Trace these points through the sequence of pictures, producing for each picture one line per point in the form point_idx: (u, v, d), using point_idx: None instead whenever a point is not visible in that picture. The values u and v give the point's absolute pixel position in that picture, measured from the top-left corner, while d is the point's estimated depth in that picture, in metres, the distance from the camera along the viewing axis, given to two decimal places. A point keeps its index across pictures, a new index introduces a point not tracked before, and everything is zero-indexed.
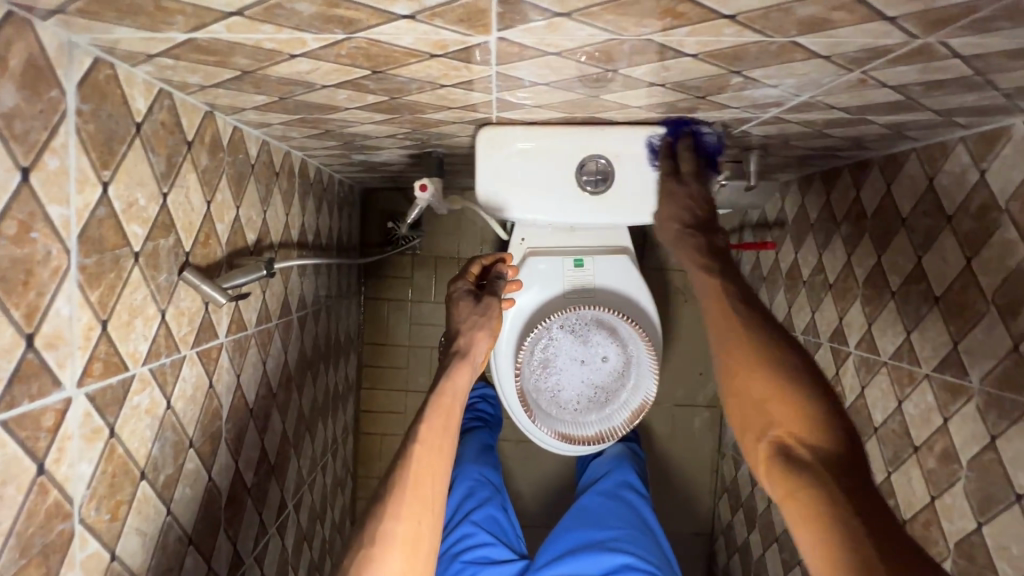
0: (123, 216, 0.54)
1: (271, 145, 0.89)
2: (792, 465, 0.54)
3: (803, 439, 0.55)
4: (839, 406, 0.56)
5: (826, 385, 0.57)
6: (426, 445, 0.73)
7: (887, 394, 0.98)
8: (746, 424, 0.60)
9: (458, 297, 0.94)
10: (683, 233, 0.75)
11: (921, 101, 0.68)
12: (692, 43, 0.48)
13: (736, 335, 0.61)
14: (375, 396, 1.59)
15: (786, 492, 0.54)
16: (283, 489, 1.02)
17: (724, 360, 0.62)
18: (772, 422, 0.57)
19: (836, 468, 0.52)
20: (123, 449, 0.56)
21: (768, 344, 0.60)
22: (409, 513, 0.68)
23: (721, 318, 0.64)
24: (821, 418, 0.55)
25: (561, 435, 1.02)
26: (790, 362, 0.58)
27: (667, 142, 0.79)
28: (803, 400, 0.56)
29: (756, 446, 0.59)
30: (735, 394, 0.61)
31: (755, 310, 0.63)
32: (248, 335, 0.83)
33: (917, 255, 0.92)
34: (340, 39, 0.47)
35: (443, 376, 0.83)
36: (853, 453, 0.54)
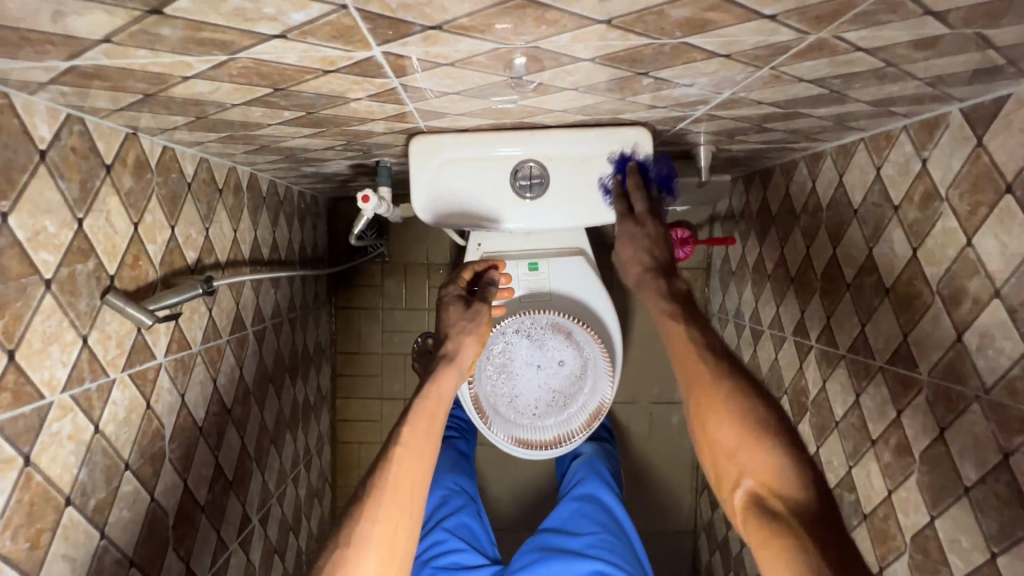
0: (30, 244, 0.54)
1: (211, 162, 0.89)
2: (766, 518, 0.55)
3: (778, 491, 0.56)
4: (811, 458, 0.58)
5: (793, 434, 0.59)
6: (408, 449, 0.72)
7: (846, 387, 0.97)
8: (721, 473, 0.61)
9: (447, 301, 0.93)
10: (643, 276, 0.78)
11: (846, 93, 0.67)
12: (582, 48, 0.48)
13: (706, 385, 0.63)
14: (350, 405, 1.59)
15: (762, 540, 0.54)
16: (245, 504, 1.02)
17: (696, 411, 0.63)
18: (746, 475, 0.58)
19: (811, 520, 0.53)
20: (42, 476, 0.56)
21: (737, 390, 0.61)
22: (386, 516, 0.68)
23: (693, 365, 0.65)
24: (792, 469, 0.57)
25: (519, 441, 1.01)
26: (761, 412, 0.60)
27: (619, 179, 0.82)
28: (770, 450, 0.58)
29: (733, 497, 0.60)
30: (707, 445, 0.62)
31: (721, 360, 0.65)
32: (193, 353, 0.83)
33: (869, 246, 0.91)
34: (224, 60, 0.47)
35: (429, 380, 0.82)
36: (825, 506, 0.55)
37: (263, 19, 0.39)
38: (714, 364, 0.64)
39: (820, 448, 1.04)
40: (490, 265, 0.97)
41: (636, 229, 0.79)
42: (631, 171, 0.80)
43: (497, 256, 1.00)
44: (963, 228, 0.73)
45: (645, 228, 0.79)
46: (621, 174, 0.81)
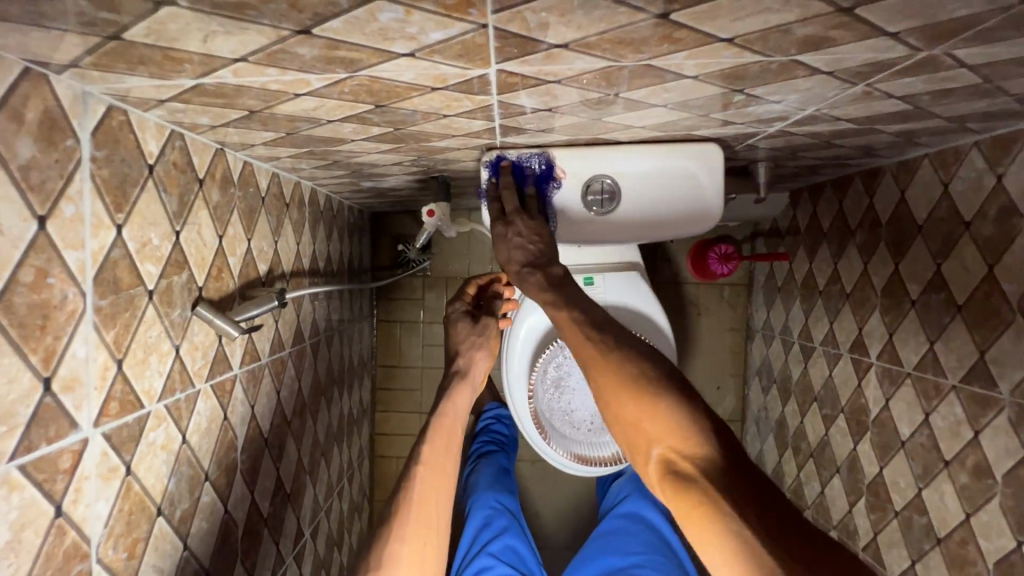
0: (137, 256, 0.55)
1: (281, 177, 0.90)
2: (678, 481, 0.53)
3: (685, 452, 0.54)
4: (714, 415, 0.57)
5: (690, 392, 0.58)
6: (430, 468, 0.75)
7: (913, 406, 0.94)
8: (634, 445, 0.59)
9: (455, 318, 0.93)
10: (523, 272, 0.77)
11: (929, 109, 0.67)
12: (692, 65, 0.48)
13: (610, 361, 0.62)
14: (389, 419, 1.59)
15: (683, 506, 0.51)
16: (300, 518, 1.02)
17: (600, 388, 0.62)
18: (652, 440, 0.56)
19: (718, 473, 0.52)
20: (139, 486, 0.56)
21: (630, 361, 0.61)
22: (414, 535, 0.69)
23: (591, 347, 0.64)
24: (695, 426, 0.55)
25: (577, 457, 1.01)
26: (658, 376, 0.59)
27: (494, 183, 0.82)
28: (672, 411, 0.56)
29: (649, 468, 0.57)
30: (617, 418, 0.60)
31: (611, 336, 0.64)
32: (262, 365, 0.84)
33: (936, 262, 0.90)
34: (343, 78, 0.48)
35: (444, 396, 0.83)
36: (729, 455, 0.54)
37: (401, 38, 0.40)
38: (606, 342, 0.64)
39: (883, 469, 1.01)
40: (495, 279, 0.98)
41: (507, 229, 0.79)
42: (503, 171, 0.80)
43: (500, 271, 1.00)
44: None
45: (513, 226, 0.79)
46: (495, 177, 0.82)
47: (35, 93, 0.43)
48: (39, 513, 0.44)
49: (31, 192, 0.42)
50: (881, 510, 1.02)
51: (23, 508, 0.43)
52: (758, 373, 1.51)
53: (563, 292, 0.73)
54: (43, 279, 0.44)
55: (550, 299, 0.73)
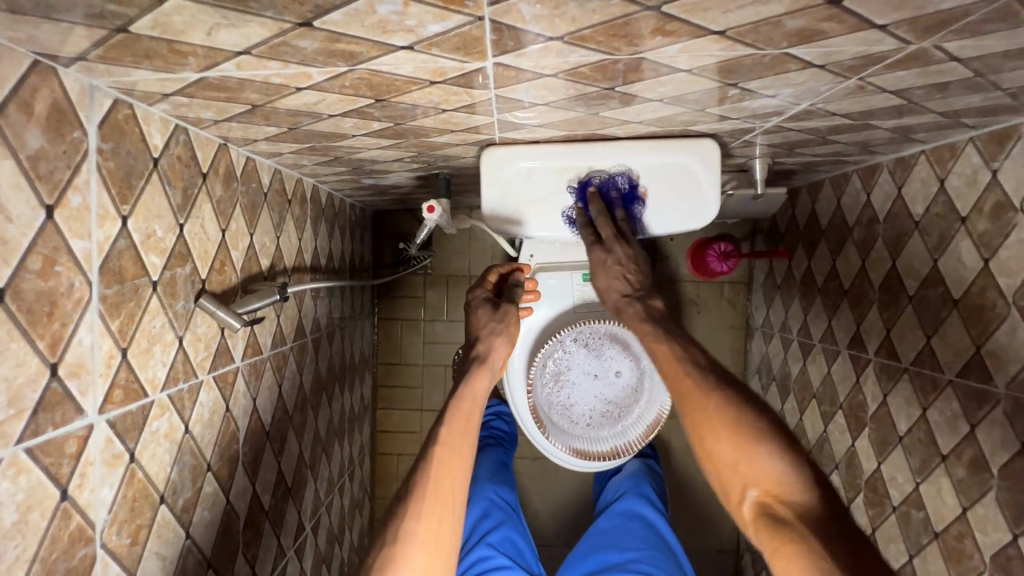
0: (142, 247, 0.56)
1: (283, 173, 0.91)
2: (773, 524, 0.55)
3: (781, 496, 0.56)
4: (812, 463, 0.58)
5: (789, 435, 0.60)
6: (449, 449, 0.73)
7: (910, 402, 0.95)
8: (726, 485, 0.61)
9: (476, 304, 0.94)
10: (622, 301, 0.85)
11: (924, 104, 0.67)
12: (685, 59, 0.49)
13: (703, 400, 0.64)
14: (390, 416, 1.60)
15: (775, 546, 0.54)
16: (300, 511, 1.03)
17: (693, 426, 0.65)
18: (749, 483, 0.59)
19: (817, 521, 0.53)
20: (143, 473, 0.57)
21: (731, 400, 0.63)
22: (430, 512, 0.67)
23: (685, 386, 0.67)
24: (792, 472, 0.57)
25: (574, 451, 1.01)
26: (754, 416, 0.61)
27: (580, 209, 0.86)
28: (768, 455, 0.58)
29: (742, 509, 0.59)
30: (710, 458, 0.63)
31: (711, 375, 0.66)
32: (264, 358, 0.85)
33: (932, 258, 0.90)
34: (343, 71, 0.49)
35: (464, 380, 0.82)
36: (829, 505, 0.55)
37: (398, 31, 0.41)
38: (704, 380, 0.66)
39: (881, 464, 1.02)
40: (515, 268, 0.99)
41: (606, 256, 0.84)
42: (591, 197, 0.83)
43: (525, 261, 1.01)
44: None
45: (613, 252, 0.84)
46: (582, 204, 0.85)
47: (44, 86, 0.44)
48: (45, 496, 0.45)
49: (40, 181, 0.44)
50: (880, 506, 1.02)
51: (30, 490, 0.44)
52: (757, 371, 1.51)
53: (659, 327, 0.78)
54: (50, 267, 0.45)
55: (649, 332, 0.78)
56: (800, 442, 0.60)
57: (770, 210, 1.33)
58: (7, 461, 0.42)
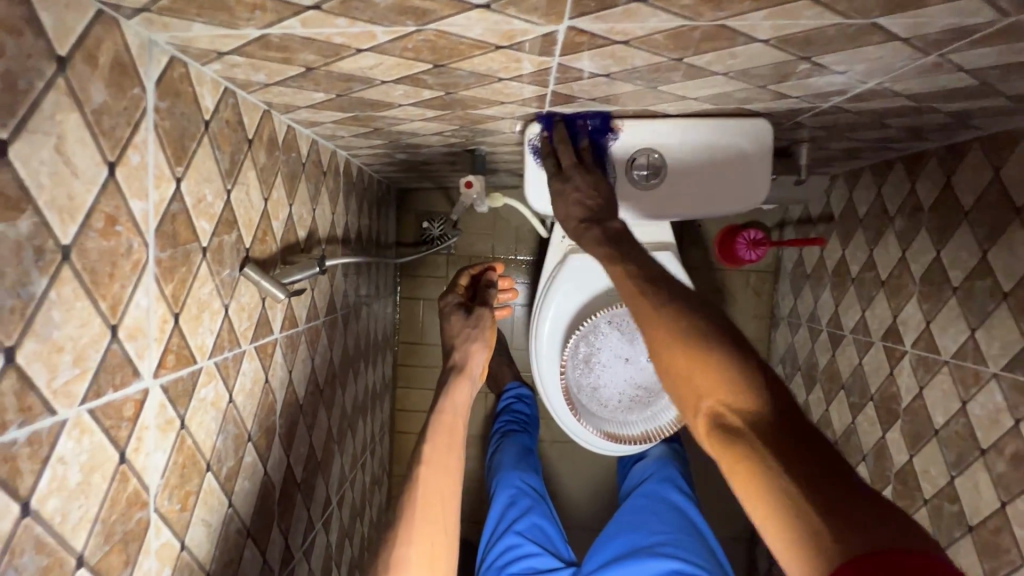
0: (193, 211, 0.55)
1: (320, 144, 0.90)
2: (724, 436, 0.48)
3: (733, 405, 0.48)
4: (768, 370, 0.50)
5: (745, 343, 0.52)
6: (432, 467, 0.74)
7: (949, 394, 0.93)
8: (680, 400, 0.54)
9: (449, 311, 0.97)
10: (579, 227, 0.73)
11: (995, 86, 0.65)
12: (767, 28, 0.47)
13: (656, 317, 0.56)
14: (409, 395, 1.60)
15: (729, 462, 0.46)
16: (328, 485, 1.03)
17: (646, 341, 0.57)
18: (699, 394, 0.51)
19: (774, 431, 0.45)
20: (191, 440, 0.57)
21: (680, 314, 0.55)
22: (421, 537, 0.67)
23: (639, 303, 0.58)
24: (747, 379, 0.49)
25: (606, 435, 1.01)
26: (705, 326, 0.53)
27: (545, 137, 0.79)
28: (719, 364, 0.50)
29: (697, 424, 0.52)
30: (661, 368, 0.55)
31: (665, 290, 0.58)
32: (299, 331, 0.84)
33: (982, 249, 0.88)
34: (410, 32, 0.47)
35: (443, 393, 0.83)
36: (786, 409, 0.47)
37: None
38: (656, 297, 0.58)
39: (913, 457, 1.01)
40: (484, 269, 1.04)
41: (565, 185, 0.76)
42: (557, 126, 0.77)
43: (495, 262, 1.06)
44: None
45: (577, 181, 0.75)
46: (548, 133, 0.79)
47: (107, 38, 0.42)
48: (106, 458, 0.45)
49: (103, 137, 0.42)
50: (909, 498, 1.01)
51: (92, 452, 0.43)
52: (781, 361, 1.50)
53: (618, 246, 0.67)
54: (112, 227, 0.44)
55: (603, 252, 0.68)
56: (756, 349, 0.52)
57: (805, 195, 1.30)
58: (71, 421, 0.41)
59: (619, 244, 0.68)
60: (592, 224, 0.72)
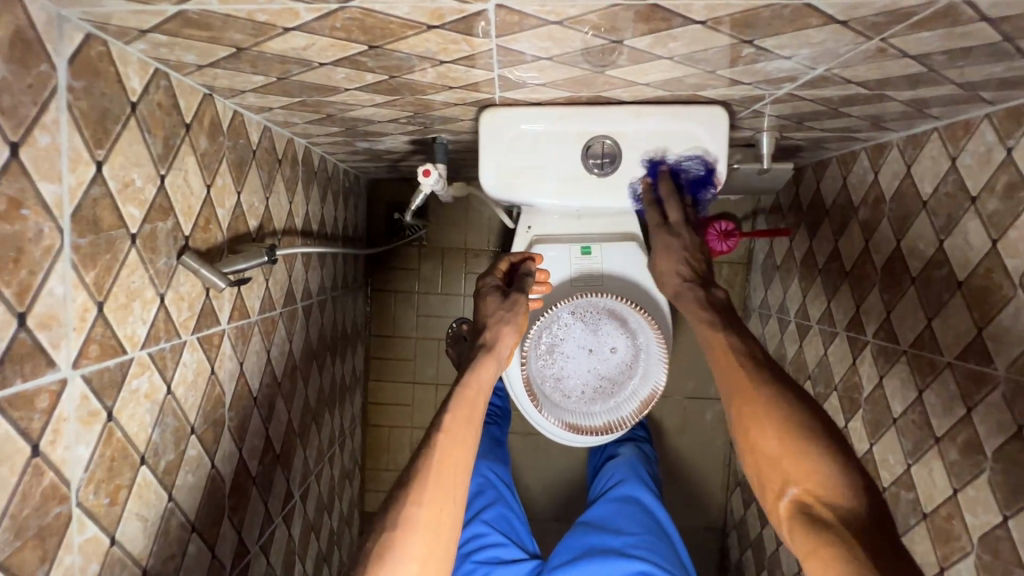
0: (119, 196, 0.53)
1: (273, 131, 0.87)
2: (812, 525, 0.57)
3: (824, 497, 0.58)
4: (859, 468, 0.59)
5: (842, 441, 0.61)
6: (450, 437, 0.71)
7: (907, 384, 0.94)
8: (765, 481, 0.64)
9: (485, 292, 0.92)
10: (682, 286, 0.82)
11: (944, 73, 0.64)
12: (701, 8, 0.46)
13: (758, 397, 0.65)
14: (381, 388, 1.59)
15: (810, 548, 0.56)
16: (289, 478, 1.02)
17: (740, 418, 0.66)
18: (789, 481, 0.61)
19: (861, 528, 0.55)
20: (122, 433, 0.55)
21: (780, 401, 0.64)
22: (431, 499, 0.65)
23: (740, 379, 0.67)
24: (839, 477, 0.58)
25: (568, 425, 1.00)
26: (805, 417, 0.62)
27: (648, 185, 0.82)
28: (817, 458, 0.60)
29: (779, 506, 0.62)
30: (752, 452, 0.65)
31: (768, 371, 0.67)
32: (251, 322, 0.83)
33: (939, 238, 0.89)
34: (333, 9, 0.46)
35: (469, 368, 0.81)
36: (875, 511, 0.57)
37: None
38: (761, 380, 0.66)
39: (873, 446, 1.02)
40: (528, 257, 0.97)
41: (670, 240, 0.82)
42: (664, 176, 0.81)
43: (536, 251, 0.99)
44: None
45: (681, 236, 0.82)
46: (652, 179, 0.82)
47: (5, 11, 0.40)
48: (14, 451, 0.43)
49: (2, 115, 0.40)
50: None
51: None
52: (752, 353, 1.51)
53: (720, 315, 0.76)
54: (16, 210, 0.42)
55: (706, 319, 0.76)
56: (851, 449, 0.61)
57: (774, 186, 1.30)
58: None
59: (724, 312, 0.76)
60: (699, 284, 0.81)
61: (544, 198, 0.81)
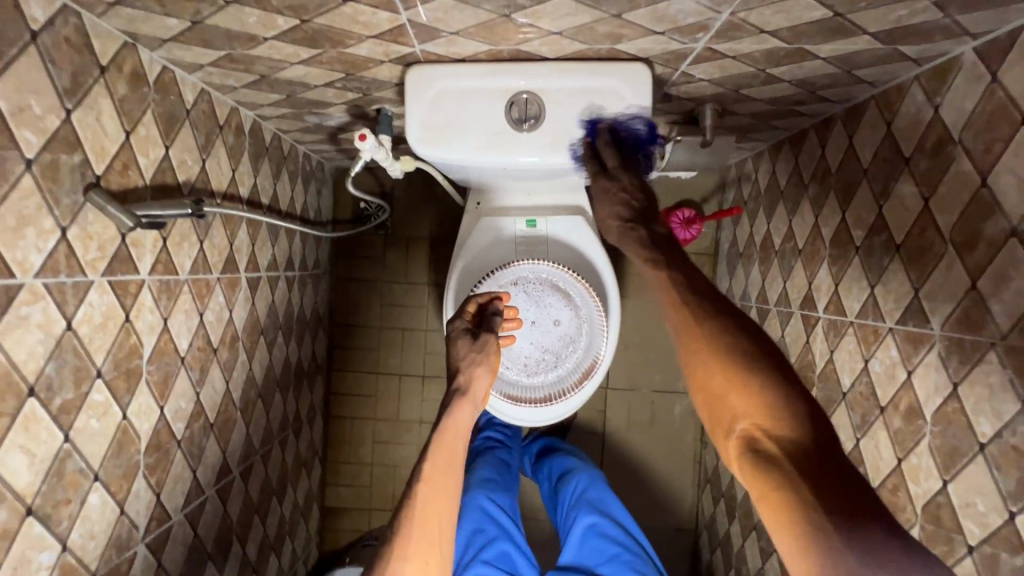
0: (11, 118, 0.54)
1: (213, 96, 0.89)
2: (758, 458, 0.56)
3: (770, 431, 0.56)
4: (802, 397, 0.58)
5: (787, 371, 0.60)
6: (431, 489, 0.70)
7: (854, 356, 0.92)
8: (715, 419, 0.62)
9: (455, 336, 0.86)
10: (625, 229, 0.78)
11: (852, 19, 0.65)
12: None
13: (696, 333, 0.63)
14: (344, 378, 1.57)
15: (759, 487, 0.54)
16: (226, 451, 1.00)
17: (687, 357, 0.65)
18: (738, 416, 0.59)
19: (805, 457, 0.53)
20: (4, 357, 0.55)
21: (726, 337, 0.62)
22: (416, 551, 0.66)
23: (680, 316, 0.65)
24: (783, 409, 0.57)
25: (509, 397, 0.98)
26: (751, 352, 0.61)
27: (586, 143, 0.82)
28: (760, 390, 0.58)
29: (729, 444, 0.60)
30: (701, 389, 0.63)
31: (711, 306, 0.65)
32: (179, 280, 0.82)
33: (878, 205, 0.88)
34: None
35: (443, 412, 0.77)
36: (820, 439, 0.55)
37: None
38: (700, 314, 0.64)
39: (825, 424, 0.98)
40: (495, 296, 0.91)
41: (610, 184, 0.81)
42: (601, 132, 0.81)
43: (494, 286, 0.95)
44: (977, 168, 0.70)
45: (618, 181, 0.80)
46: (591, 138, 0.82)
47: None
48: None
49: None
50: None
51: None
52: None
53: (664, 252, 0.72)
54: None
55: (651, 258, 0.72)
56: (797, 377, 0.59)
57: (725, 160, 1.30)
58: None
59: (664, 249, 0.73)
60: (638, 223, 0.77)
61: (473, 150, 0.81)
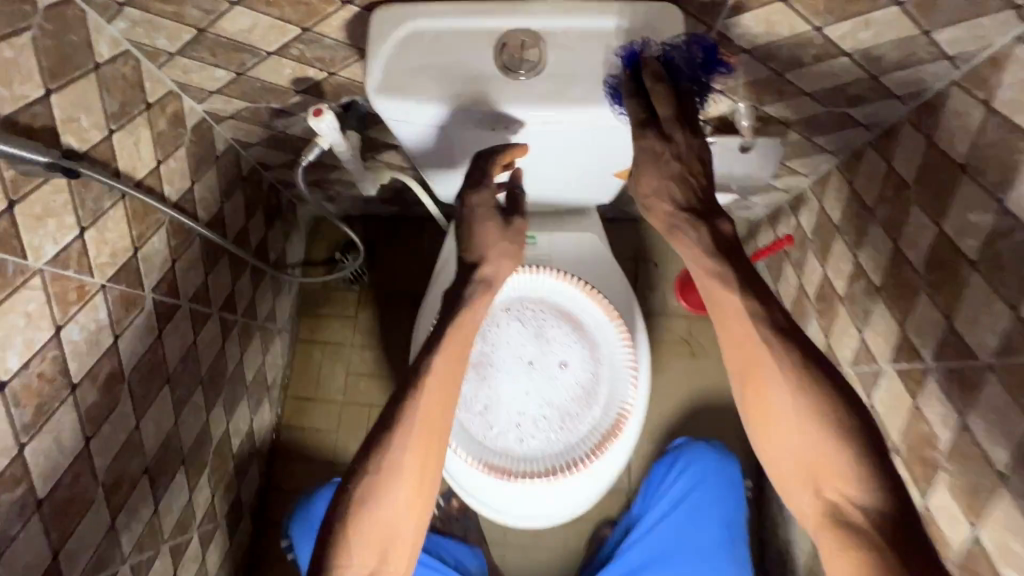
0: None
1: (143, 65, 0.73)
2: (842, 527, 0.56)
3: (855, 498, 0.55)
4: (882, 456, 0.56)
5: (870, 428, 0.57)
6: (434, 385, 0.59)
7: (1007, 416, 0.62)
8: (797, 485, 0.59)
9: None
10: (675, 216, 0.60)
11: None
12: None
13: (778, 398, 0.58)
14: (291, 469, 1.23)
15: (845, 554, 0.55)
16: (64, 551, 0.66)
17: (760, 420, 0.60)
18: (823, 483, 0.57)
19: (887, 523, 0.54)
20: None
21: (808, 394, 0.57)
22: (414, 446, 0.58)
23: (759, 374, 0.59)
24: (868, 473, 0.55)
25: (496, 471, 0.69)
26: (835, 410, 0.57)
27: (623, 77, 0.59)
28: (846, 456, 0.56)
29: (809, 507, 0.59)
30: (776, 454, 0.60)
31: (796, 359, 0.58)
32: (23, 268, 0.58)
33: (995, 201, 0.65)
34: None
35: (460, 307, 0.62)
36: (900, 500, 0.55)
37: None
38: (785, 376, 0.58)
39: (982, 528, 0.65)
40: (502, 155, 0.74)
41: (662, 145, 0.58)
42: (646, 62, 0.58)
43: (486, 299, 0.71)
44: None
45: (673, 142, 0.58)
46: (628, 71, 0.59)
47: None
48: None
49: None
50: None
51: None
52: None
53: (732, 266, 0.59)
54: None
55: (718, 276, 0.59)
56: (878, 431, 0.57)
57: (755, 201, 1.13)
58: None
59: (736, 263, 0.59)
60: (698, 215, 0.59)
61: (450, 101, 0.61)
